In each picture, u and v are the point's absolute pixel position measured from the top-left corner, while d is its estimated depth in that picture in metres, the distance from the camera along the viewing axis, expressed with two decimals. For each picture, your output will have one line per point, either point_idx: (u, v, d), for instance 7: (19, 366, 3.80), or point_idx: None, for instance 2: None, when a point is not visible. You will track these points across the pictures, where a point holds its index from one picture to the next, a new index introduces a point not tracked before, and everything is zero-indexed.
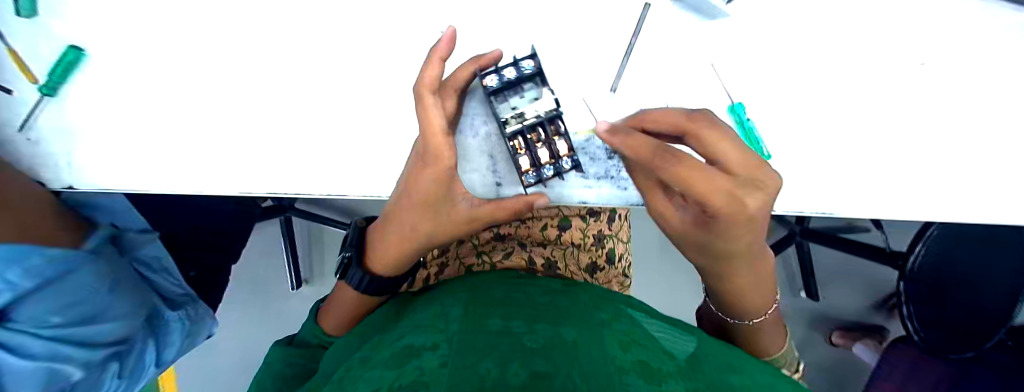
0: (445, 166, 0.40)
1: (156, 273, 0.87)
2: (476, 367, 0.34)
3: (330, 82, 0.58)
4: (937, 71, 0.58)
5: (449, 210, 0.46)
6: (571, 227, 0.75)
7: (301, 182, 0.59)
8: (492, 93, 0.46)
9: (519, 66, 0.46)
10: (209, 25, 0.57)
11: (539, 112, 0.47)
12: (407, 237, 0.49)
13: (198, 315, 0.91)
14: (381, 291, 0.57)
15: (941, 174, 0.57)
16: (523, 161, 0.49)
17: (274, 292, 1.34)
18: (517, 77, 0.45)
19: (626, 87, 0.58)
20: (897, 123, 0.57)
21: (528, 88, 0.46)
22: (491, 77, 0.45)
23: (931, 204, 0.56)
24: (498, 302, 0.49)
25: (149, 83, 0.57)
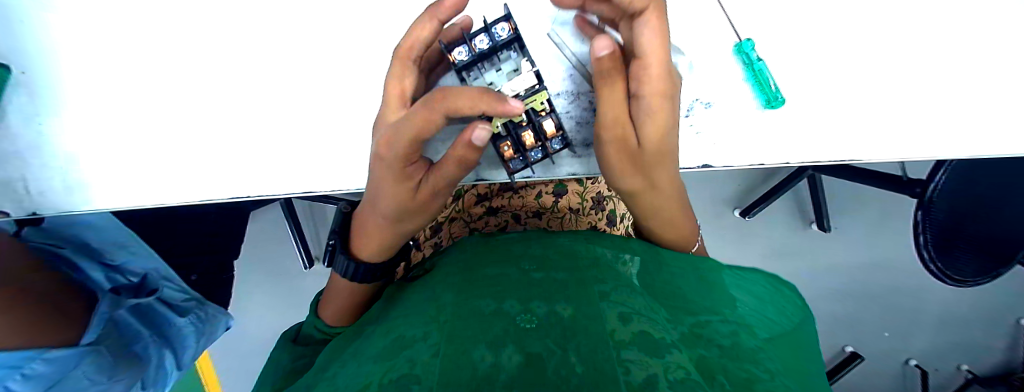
0: (405, 161, 0.37)
1: (157, 282, 0.93)
2: (469, 354, 0.30)
3: (289, 68, 0.53)
4: None
5: (415, 202, 0.42)
6: (567, 193, 0.72)
7: (279, 179, 0.56)
8: (464, 67, 0.41)
9: (491, 33, 0.40)
10: (146, 17, 0.51)
11: (517, 91, 0.41)
12: (379, 222, 0.46)
13: (209, 316, 0.98)
14: (371, 279, 0.52)
15: (974, 100, 0.51)
16: (507, 147, 0.44)
17: (285, 275, 1.34)
18: (491, 46, 0.40)
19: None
20: (923, 47, 0.50)
21: (505, 58, 0.42)
22: (460, 50, 0.40)
23: (964, 136, 0.51)
24: (491, 282, 0.46)
25: (97, 91, 0.52)
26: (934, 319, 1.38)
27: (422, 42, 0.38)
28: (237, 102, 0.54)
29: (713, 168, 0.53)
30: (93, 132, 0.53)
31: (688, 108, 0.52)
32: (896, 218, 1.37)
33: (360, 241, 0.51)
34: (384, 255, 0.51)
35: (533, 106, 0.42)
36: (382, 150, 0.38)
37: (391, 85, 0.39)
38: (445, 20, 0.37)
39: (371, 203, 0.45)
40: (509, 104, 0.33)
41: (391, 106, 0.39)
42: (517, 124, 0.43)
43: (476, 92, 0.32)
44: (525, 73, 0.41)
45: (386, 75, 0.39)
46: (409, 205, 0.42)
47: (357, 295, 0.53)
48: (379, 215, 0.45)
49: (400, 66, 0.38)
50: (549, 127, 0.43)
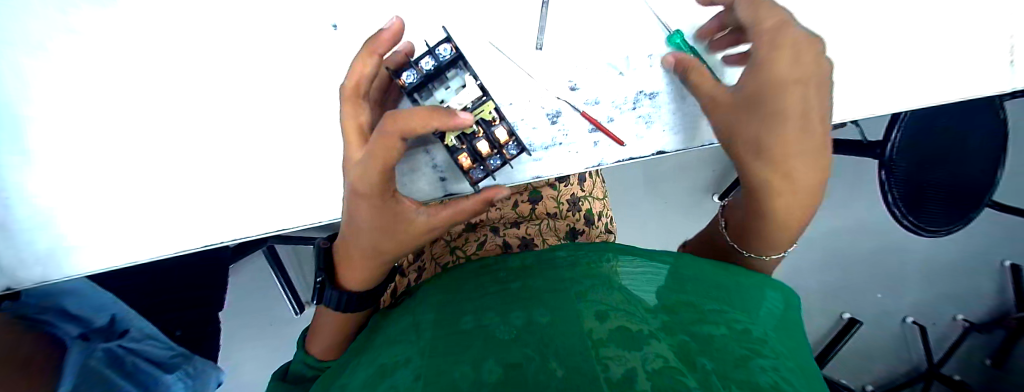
0: (383, 187, 0.40)
1: (140, 342, 0.89)
2: (450, 372, 0.31)
3: (245, 112, 0.54)
4: None
5: (402, 224, 0.43)
6: (542, 198, 0.74)
7: (251, 221, 0.56)
8: (413, 90, 0.44)
9: (436, 54, 0.43)
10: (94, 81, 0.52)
11: (464, 104, 0.43)
12: (368, 253, 0.47)
13: (198, 370, 0.93)
14: (360, 306, 0.52)
15: None
16: (465, 158, 0.45)
17: (280, 321, 1.32)
18: (436, 66, 0.43)
19: (553, 41, 0.54)
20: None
21: (452, 76, 0.45)
22: (407, 74, 0.43)
23: None
24: (470, 298, 0.47)
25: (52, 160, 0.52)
26: (919, 272, 1.42)
27: (367, 76, 0.42)
28: (197, 153, 0.54)
29: (666, 153, 0.56)
30: (53, 201, 0.53)
31: (634, 101, 0.54)
32: (866, 182, 1.41)
33: (346, 271, 0.50)
34: (371, 283, 0.51)
35: (483, 117, 0.44)
36: (356, 186, 0.40)
37: (348, 123, 0.41)
38: (383, 53, 0.42)
39: (353, 238, 0.46)
40: (457, 116, 0.37)
41: (352, 142, 0.41)
42: (473, 134, 0.44)
43: (425, 110, 0.36)
44: (472, 85, 0.44)
45: (340, 116, 0.42)
46: (403, 231, 0.44)
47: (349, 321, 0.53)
48: (365, 245, 0.46)
49: (352, 105, 0.42)
50: (503, 135, 0.45)
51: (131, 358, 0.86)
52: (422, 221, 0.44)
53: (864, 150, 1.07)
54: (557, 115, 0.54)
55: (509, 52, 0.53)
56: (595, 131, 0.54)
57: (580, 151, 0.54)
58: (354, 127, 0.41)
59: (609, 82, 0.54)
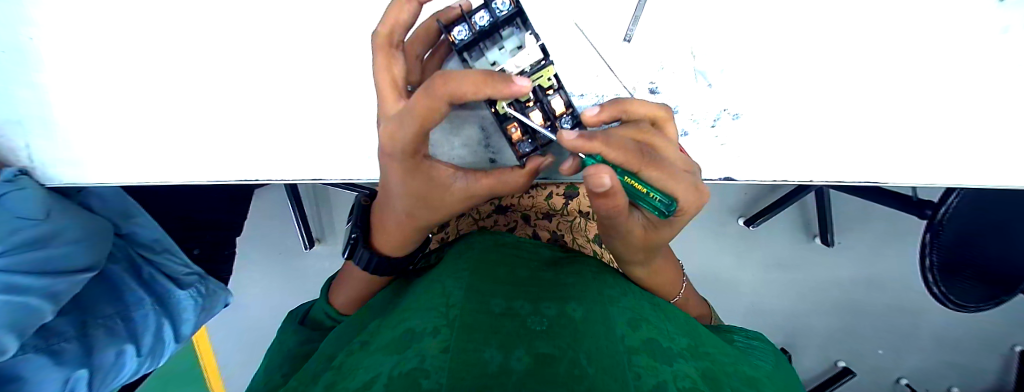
0: (419, 154, 0.35)
1: (159, 255, 0.89)
2: (478, 351, 0.30)
3: (301, 49, 0.51)
4: None
5: (443, 195, 0.39)
6: (577, 195, 0.71)
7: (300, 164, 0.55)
8: (464, 48, 0.37)
9: (491, 8, 0.35)
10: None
11: (521, 68, 0.37)
12: (402, 219, 0.43)
13: (211, 291, 0.93)
14: (388, 271, 0.51)
15: (1005, 129, 0.49)
16: (514, 129, 0.40)
17: (287, 254, 1.34)
18: (491, 23, 0.36)
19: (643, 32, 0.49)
20: (975, 70, 0.48)
21: (507, 35, 0.37)
22: (458, 30, 0.36)
23: (984, 164, 0.51)
24: (500, 280, 0.47)
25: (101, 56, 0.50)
26: (928, 339, 1.37)
27: (402, 27, 0.33)
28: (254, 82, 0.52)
29: (735, 180, 0.54)
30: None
31: (715, 118, 0.51)
32: (898, 236, 1.37)
33: (380, 233, 0.48)
34: (402, 249, 0.48)
35: (540, 84, 0.38)
36: (386, 146, 0.35)
37: (381, 78, 0.34)
38: (424, 1, 0.33)
39: (386, 197, 0.43)
40: (516, 83, 0.27)
41: (388, 99, 0.34)
42: (524, 104, 0.39)
43: (476, 76, 0.26)
44: (531, 46, 0.36)
45: (373, 70, 0.35)
46: (438, 199, 0.39)
47: (375, 281, 0.52)
48: (399, 210, 0.42)
49: (384, 56, 0.34)
50: (558, 106, 0.39)
51: (148, 268, 0.86)
52: (460, 188, 0.38)
53: (914, 210, 1.01)
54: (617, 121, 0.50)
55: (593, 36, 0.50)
56: None
57: None
58: (388, 86, 0.34)
59: (694, 92, 0.50)
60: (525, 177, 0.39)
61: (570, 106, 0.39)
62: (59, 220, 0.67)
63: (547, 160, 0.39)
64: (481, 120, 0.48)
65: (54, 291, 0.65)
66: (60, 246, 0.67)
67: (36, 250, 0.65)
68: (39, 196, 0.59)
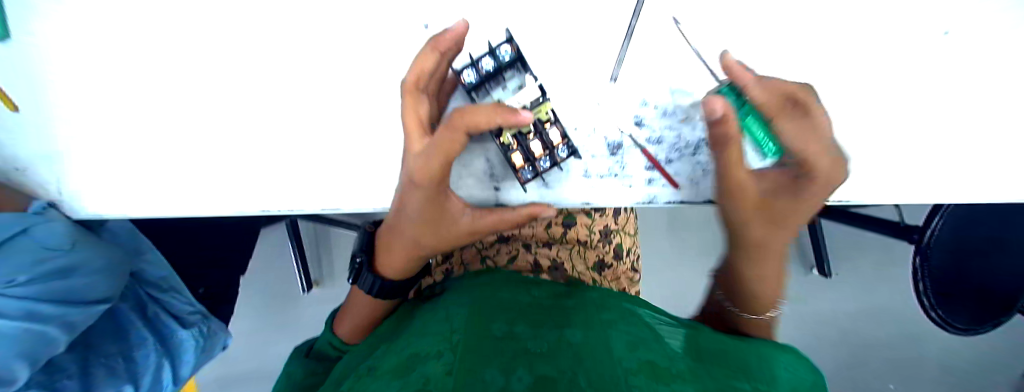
0: (439, 186, 0.38)
1: (166, 293, 0.88)
2: (481, 374, 0.31)
3: None
4: (976, 39, 0.51)
5: (451, 223, 0.42)
6: (576, 224, 0.74)
7: (281, 196, 0.50)
8: (471, 89, 0.42)
9: (496, 54, 0.41)
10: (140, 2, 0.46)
11: (523, 104, 0.42)
12: (411, 247, 0.46)
13: (211, 330, 0.91)
14: (391, 295, 0.52)
15: (976, 152, 0.53)
16: (517, 157, 0.44)
17: (285, 297, 1.33)
18: (495, 67, 0.41)
19: (649, 56, 0.48)
20: (937, 99, 0.52)
21: (510, 76, 0.42)
22: (467, 72, 0.41)
23: (965, 185, 0.53)
24: (502, 306, 0.48)
25: (87, 88, 0.48)
26: (938, 370, 1.34)
27: (426, 73, 0.39)
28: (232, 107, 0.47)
29: None
30: (76, 133, 0.48)
31: None
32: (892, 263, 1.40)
33: (386, 258, 0.50)
34: (405, 273, 0.50)
35: (540, 117, 0.42)
36: (410, 177, 0.39)
37: (408, 118, 0.39)
38: (445, 50, 0.39)
39: (398, 230, 0.46)
40: (521, 116, 0.33)
41: (414, 136, 0.39)
42: (525, 136, 0.43)
43: (490, 107, 0.32)
44: (530, 86, 0.42)
45: (400, 109, 0.39)
46: (447, 228, 0.42)
47: (380, 305, 0.54)
48: (411, 238, 0.45)
49: (411, 99, 0.39)
50: (555, 137, 0.43)
51: (153, 306, 0.85)
52: (466, 222, 0.42)
53: (901, 235, 1.05)
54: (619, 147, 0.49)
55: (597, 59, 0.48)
56: (652, 168, 0.49)
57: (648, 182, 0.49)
58: (414, 116, 0.39)
59: None
60: (527, 218, 0.42)
61: (567, 136, 0.43)
62: (81, 250, 0.59)
63: (549, 210, 0.43)
64: (489, 159, 0.49)
65: (70, 321, 0.61)
66: (83, 273, 0.61)
67: (58, 280, 0.58)
68: (68, 230, 0.53)
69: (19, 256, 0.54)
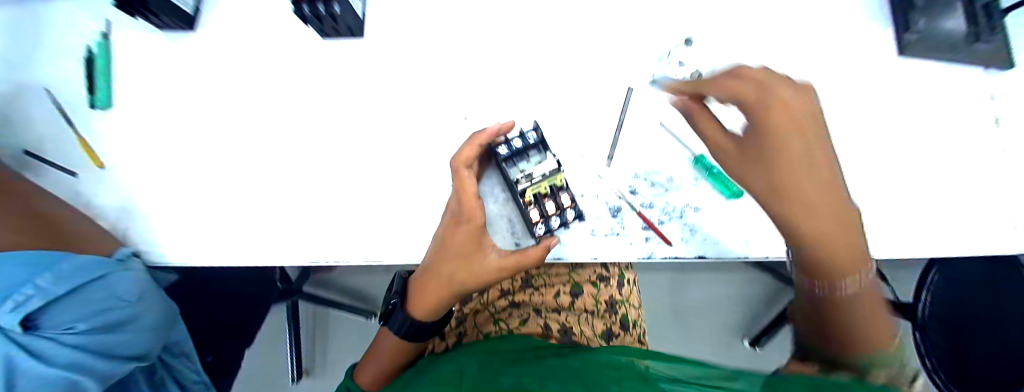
0: (476, 224, 0.47)
1: (177, 357, 0.83)
2: None
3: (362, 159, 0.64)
4: (889, 127, 0.65)
5: (482, 261, 0.49)
6: (582, 293, 0.77)
7: (323, 246, 0.56)
8: (503, 159, 0.52)
9: (525, 137, 0.53)
10: (238, 93, 0.60)
11: (544, 172, 0.52)
12: (443, 285, 0.51)
13: None
14: (415, 336, 0.55)
15: (924, 214, 0.62)
16: (534, 213, 0.52)
17: (275, 386, 1.28)
18: (523, 145, 0.52)
19: (637, 133, 0.60)
20: (878, 171, 0.63)
21: (533, 153, 0.53)
22: (502, 147, 0.52)
23: (921, 242, 0.62)
24: (500, 368, 0.46)
25: (177, 154, 0.59)
26: None
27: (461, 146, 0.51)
28: (298, 168, 0.57)
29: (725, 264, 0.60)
30: (158, 189, 0.58)
31: None
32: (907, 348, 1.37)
33: (416, 299, 0.54)
34: (434, 313, 0.53)
35: (554, 183, 0.53)
36: (450, 221, 0.49)
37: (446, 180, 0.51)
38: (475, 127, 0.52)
39: (433, 270, 0.51)
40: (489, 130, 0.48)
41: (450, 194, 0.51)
42: (542, 197, 0.53)
43: (470, 142, 0.48)
44: (549, 160, 0.53)
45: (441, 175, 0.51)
46: (476, 264, 0.49)
47: (409, 350, 0.56)
48: (444, 276, 0.51)
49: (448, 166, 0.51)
50: (566, 199, 0.53)
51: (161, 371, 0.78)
52: (494, 260, 0.49)
53: (901, 313, 1.07)
54: (619, 209, 0.57)
55: (596, 137, 0.60)
56: (648, 228, 0.56)
57: (644, 242, 0.56)
58: (449, 165, 0.49)
59: None
60: (542, 251, 0.48)
61: (576, 200, 0.53)
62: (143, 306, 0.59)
63: (554, 240, 0.48)
64: (515, 232, 0.57)
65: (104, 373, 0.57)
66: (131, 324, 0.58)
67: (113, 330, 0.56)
68: (139, 284, 0.57)
69: (87, 303, 0.53)
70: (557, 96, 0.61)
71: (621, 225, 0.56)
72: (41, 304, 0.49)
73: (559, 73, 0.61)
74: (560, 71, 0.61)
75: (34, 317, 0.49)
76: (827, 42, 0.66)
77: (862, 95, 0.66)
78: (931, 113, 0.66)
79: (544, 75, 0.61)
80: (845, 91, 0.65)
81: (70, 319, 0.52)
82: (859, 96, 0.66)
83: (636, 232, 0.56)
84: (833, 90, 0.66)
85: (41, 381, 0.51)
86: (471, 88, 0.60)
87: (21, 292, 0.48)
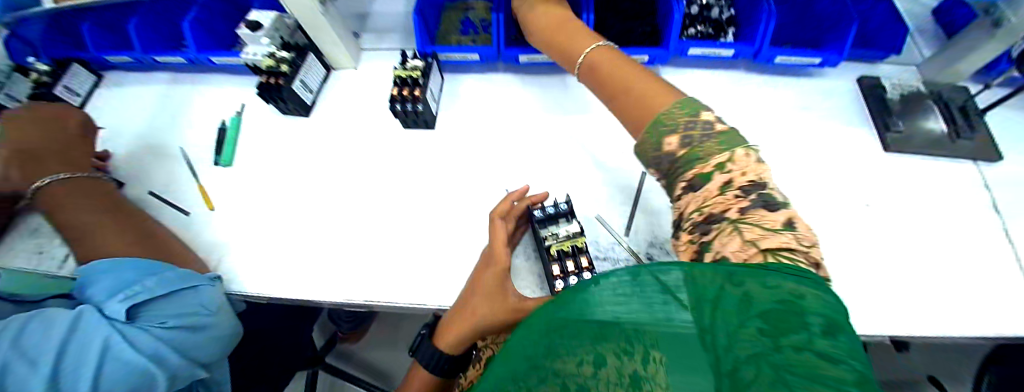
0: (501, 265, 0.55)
1: None
2: None
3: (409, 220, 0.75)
4: (885, 210, 0.71)
5: (501, 300, 0.54)
6: None
7: (367, 288, 0.64)
8: (538, 220, 0.62)
9: (560, 204, 0.63)
10: (323, 163, 0.77)
11: (569, 232, 0.61)
12: (465, 321, 0.55)
13: None
14: (441, 371, 0.58)
15: (936, 292, 0.63)
16: (555, 267, 0.59)
17: None
18: (557, 209, 0.62)
19: (651, 205, 0.69)
20: (880, 248, 0.67)
21: (565, 218, 0.63)
22: (539, 211, 0.63)
23: (943, 321, 0.61)
24: None
25: (266, 206, 0.73)
26: None
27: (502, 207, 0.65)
28: (363, 220, 0.70)
29: None
30: (245, 232, 0.70)
31: None
32: None
33: (443, 332, 0.58)
34: (455, 347, 0.57)
35: (577, 243, 0.60)
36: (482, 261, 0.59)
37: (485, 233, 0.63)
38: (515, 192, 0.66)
39: (459, 305, 0.57)
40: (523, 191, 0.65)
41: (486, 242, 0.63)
42: (565, 254, 0.60)
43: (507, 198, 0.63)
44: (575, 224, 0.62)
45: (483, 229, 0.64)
46: (496, 302, 0.54)
47: (437, 386, 0.60)
48: (467, 311, 0.55)
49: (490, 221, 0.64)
50: (584, 259, 0.59)
51: None
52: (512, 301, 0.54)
53: None
54: None
55: (615, 207, 0.69)
56: None
57: None
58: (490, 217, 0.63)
59: None
60: None
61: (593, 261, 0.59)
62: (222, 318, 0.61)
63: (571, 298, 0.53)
64: (542, 288, 0.63)
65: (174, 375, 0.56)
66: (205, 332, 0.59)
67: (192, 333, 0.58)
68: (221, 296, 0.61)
69: (174, 302, 0.57)
70: (577, 173, 0.72)
71: None
72: (148, 297, 0.56)
73: (579, 155, 0.74)
74: (580, 153, 0.74)
75: (134, 312, 0.55)
76: (810, 138, 0.78)
77: (854, 181, 0.74)
78: (924, 200, 0.72)
79: (566, 157, 0.74)
80: (835, 177, 0.74)
81: (163, 314, 0.56)
82: (851, 181, 0.74)
83: None
84: (825, 175, 0.74)
85: (125, 370, 0.52)
86: (505, 165, 0.73)
87: (134, 288, 0.56)
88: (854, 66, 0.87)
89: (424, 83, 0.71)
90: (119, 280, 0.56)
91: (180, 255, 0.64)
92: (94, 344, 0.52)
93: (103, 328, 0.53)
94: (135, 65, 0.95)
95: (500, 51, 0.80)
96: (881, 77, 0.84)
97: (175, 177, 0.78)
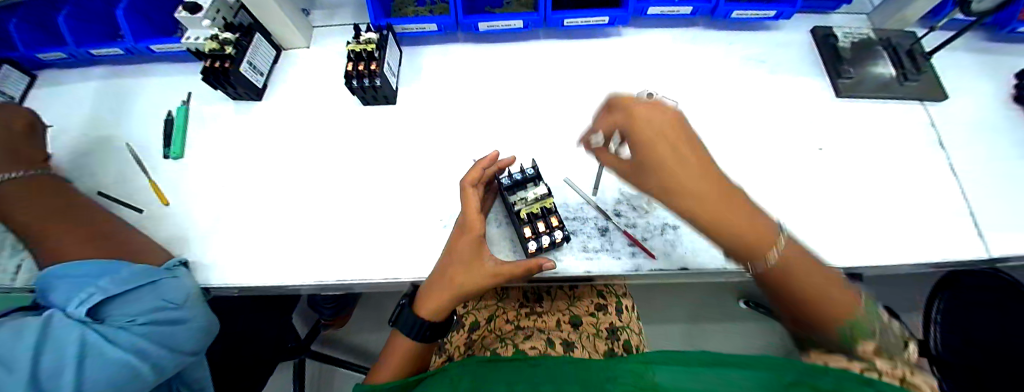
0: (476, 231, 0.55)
1: None
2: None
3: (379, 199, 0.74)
4: (839, 153, 0.74)
5: (479, 265, 0.55)
6: (582, 322, 0.70)
7: (337, 268, 0.63)
8: (507, 187, 0.62)
9: (527, 170, 0.63)
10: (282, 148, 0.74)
11: (538, 195, 0.61)
12: (445, 288, 0.55)
13: None
14: (423, 338, 0.57)
15: (885, 224, 0.67)
16: (527, 230, 0.60)
17: None
18: (525, 175, 0.62)
19: None
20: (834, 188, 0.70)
21: (534, 183, 0.62)
22: (506, 177, 0.62)
23: (893, 249, 0.65)
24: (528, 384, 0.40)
25: (227, 196, 0.70)
26: None
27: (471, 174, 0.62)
28: (327, 201, 0.68)
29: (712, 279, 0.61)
30: (205, 223, 0.68)
31: None
32: None
33: (424, 301, 0.57)
34: (439, 314, 0.56)
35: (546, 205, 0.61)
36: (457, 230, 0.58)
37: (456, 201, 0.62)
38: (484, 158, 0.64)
39: (437, 274, 0.56)
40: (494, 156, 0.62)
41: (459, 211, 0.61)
42: (534, 216, 0.60)
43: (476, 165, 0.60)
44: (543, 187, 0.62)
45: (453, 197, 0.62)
46: (475, 267, 0.55)
47: (417, 354, 0.58)
48: (445, 278, 0.55)
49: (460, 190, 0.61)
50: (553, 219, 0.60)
51: None
52: (490, 265, 0.55)
53: None
54: (606, 229, 0.64)
55: (582, 170, 0.69)
56: (633, 245, 0.62)
57: (626, 258, 0.61)
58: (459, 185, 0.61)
59: None
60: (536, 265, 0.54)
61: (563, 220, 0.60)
62: (194, 308, 0.59)
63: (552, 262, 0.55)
64: (515, 251, 0.63)
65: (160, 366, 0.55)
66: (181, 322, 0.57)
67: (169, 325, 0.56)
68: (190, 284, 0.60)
69: (136, 297, 0.54)
70: (543, 138, 0.72)
71: (608, 242, 0.63)
72: (104, 297, 0.52)
73: (544, 121, 0.74)
74: (545, 119, 0.74)
75: (101, 313, 0.53)
76: (768, 90, 0.80)
77: (809, 127, 0.76)
78: (875, 140, 0.75)
79: (531, 123, 0.73)
80: (793, 125, 0.76)
81: (132, 311, 0.53)
82: (807, 128, 0.76)
83: (623, 247, 0.62)
84: (783, 124, 0.76)
85: (105, 369, 0.50)
86: (470, 135, 0.73)
87: (88, 289, 0.52)
88: (810, 17, 0.88)
89: (381, 56, 0.69)
90: (75, 281, 0.53)
91: (134, 243, 0.61)
92: (65, 348, 0.49)
93: (72, 331, 0.50)
94: (69, 61, 0.89)
95: (458, 21, 0.77)
96: (834, 27, 0.86)
97: (125, 173, 0.74)
